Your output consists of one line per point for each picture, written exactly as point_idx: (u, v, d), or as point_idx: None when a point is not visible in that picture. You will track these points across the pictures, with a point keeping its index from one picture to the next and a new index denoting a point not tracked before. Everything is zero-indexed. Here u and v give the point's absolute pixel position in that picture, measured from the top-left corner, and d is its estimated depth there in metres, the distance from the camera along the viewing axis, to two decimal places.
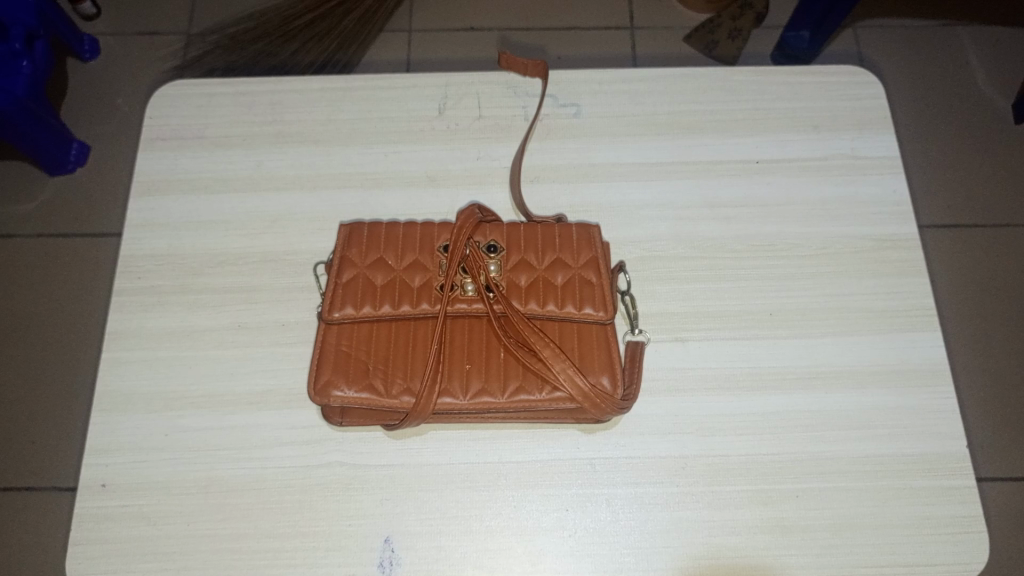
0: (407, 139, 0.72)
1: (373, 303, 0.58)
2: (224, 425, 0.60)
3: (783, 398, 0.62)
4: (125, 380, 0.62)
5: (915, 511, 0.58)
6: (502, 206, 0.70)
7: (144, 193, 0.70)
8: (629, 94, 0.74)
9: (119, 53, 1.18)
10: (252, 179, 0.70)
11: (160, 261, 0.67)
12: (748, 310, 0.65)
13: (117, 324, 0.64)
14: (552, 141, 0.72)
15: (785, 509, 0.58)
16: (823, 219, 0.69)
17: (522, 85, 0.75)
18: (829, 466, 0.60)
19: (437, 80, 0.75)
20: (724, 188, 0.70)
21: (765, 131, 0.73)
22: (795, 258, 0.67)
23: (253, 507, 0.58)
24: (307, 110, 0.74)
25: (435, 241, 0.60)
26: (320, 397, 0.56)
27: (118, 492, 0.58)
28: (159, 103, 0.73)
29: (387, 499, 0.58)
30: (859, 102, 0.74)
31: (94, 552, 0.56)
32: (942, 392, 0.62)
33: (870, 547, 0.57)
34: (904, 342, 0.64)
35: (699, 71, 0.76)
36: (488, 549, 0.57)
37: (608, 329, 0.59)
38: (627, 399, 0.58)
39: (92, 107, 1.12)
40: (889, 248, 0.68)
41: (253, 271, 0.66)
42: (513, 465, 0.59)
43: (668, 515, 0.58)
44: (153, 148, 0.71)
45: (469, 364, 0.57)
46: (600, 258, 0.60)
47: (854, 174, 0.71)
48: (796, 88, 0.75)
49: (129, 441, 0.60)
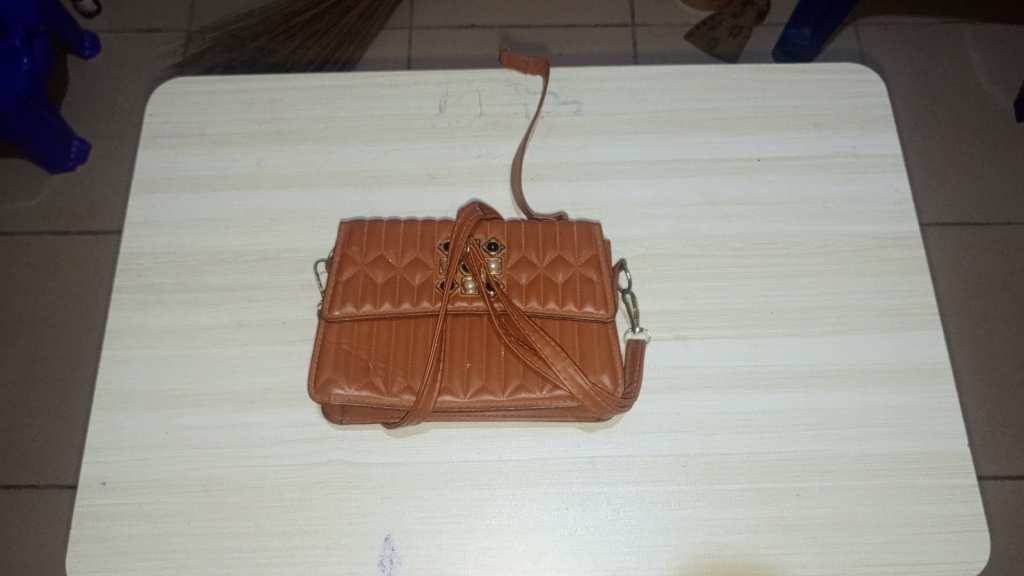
0: (408, 137, 0.72)
1: (373, 301, 0.58)
2: (224, 423, 0.60)
3: (784, 397, 0.62)
4: (124, 379, 0.62)
5: (915, 511, 0.58)
6: (502, 204, 0.70)
7: (144, 192, 0.70)
8: (630, 91, 0.74)
9: (119, 51, 1.18)
10: (252, 177, 0.70)
11: (160, 259, 0.67)
12: (748, 309, 0.65)
13: (117, 323, 0.64)
14: (552, 139, 0.72)
15: (786, 508, 0.58)
16: (824, 217, 0.69)
17: (522, 82, 0.75)
18: (830, 465, 0.59)
19: (438, 78, 0.75)
20: (725, 187, 0.70)
21: (766, 129, 0.73)
22: (796, 257, 0.67)
23: (253, 506, 0.58)
24: (307, 107, 0.73)
25: (435, 238, 0.60)
26: (320, 396, 0.56)
27: (118, 490, 0.58)
28: (160, 102, 0.73)
29: (387, 497, 0.58)
30: (860, 100, 0.74)
31: (95, 550, 0.56)
32: (943, 392, 0.62)
33: (871, 546, 0.57)
34: (905, 341, 0.64)
35: (699, 69, 0.76)
36: (489, 548, 0.57)
37: (608, 327, 0.59)
38: (628, 398, 0.58)
39: (92, 105, 1.12)
40: (890, 247, 0.68)
41: (253, 269, 0.66)
42: (513, 464, 0.59)
43: (668, 514, 0.58)
44: (153, 146, 0.71)
45: (470, 363, 0.57)
46: (601, 257, 0.60)
47: (855, 172, 0.71)
48: (797, 86, 0.75)
49: (129, 439, 0.60)
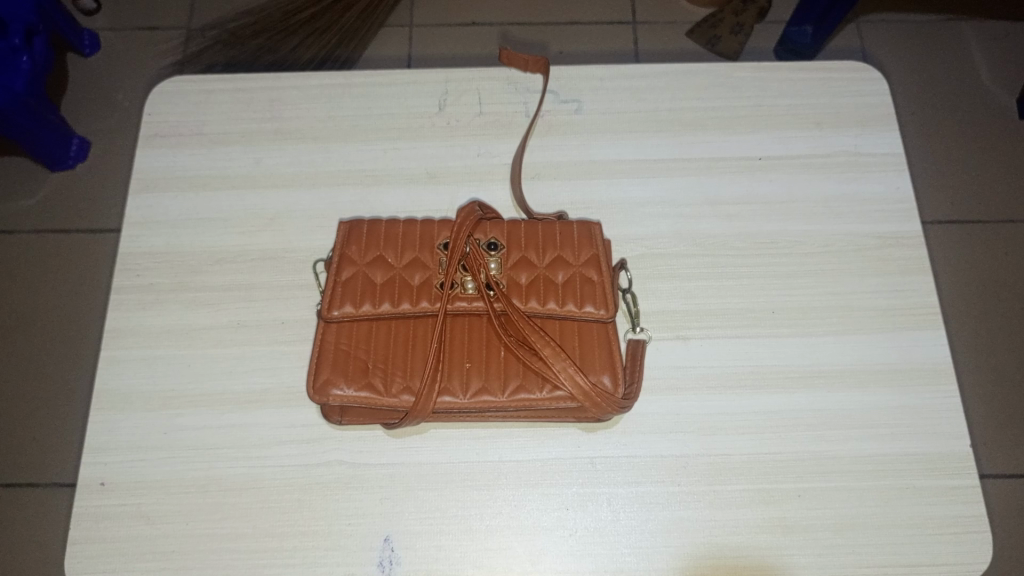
0: (407, 135, 0.72)
1: (372, 301, 0.57)
2: (223, 424, 0.60)
3: (784, 398, 0.61)
4: (122, 379, 0.62)
5: (917, 512, 0.58)
6: (502, 203, 0.69)
7: (143, 192, 0.69)
8: (630, 90, 0.74)
9: (119, 49, 1.18)
10: (251, 176, 0.70)
11: (158, 259, 0.66)
12: (749, 309, 0.65)
13: (115, 323, 0.64)
14: (552, 138, 0.72)
15: (786, 509, 0.58)
16: (826, 217, 0.69)
17: (522, 81, 0.75)
18: (831, 466, 0.59)
19: (437, 76, 0.75)
20: (726, 186, 0.70)
21: (767, 128, 0.72)
22: (797, 257, 0.67)
23: (252, 507, 0.57)
24: (306, 106, 0.73)
25: (435, 238, 0.60)
26: (319, 397, 0.56)
27: (116, 491, 0.58)
28: (158, 100, 0.73)
29: (386, 498, 0.58)
30: (862, 98, 0.74)
31: (93, 551, 0.56)
32: (945, 392, 0.62)
33: (872, 548, 0.57)
34: (907, 341, 0.64)
35: (700, 67, 0.75)
36: (488, 549, 0.56)
37: (608, 328, 0.58)
38: (628, 398, 0.57)
39: (91, 103, 1.12)
40: (892, 246, 0.67)
41: (252, 269, 0.66)
42: (513, 464, 0.59)
43: (669, 515, 0.57)
44: (152, 145, 0.71)
45: (469, 363, 0.57)
46: (601, 257, 0.60)
47: (856, 171, 0.70)
48: (798, 85, 0.74)
49: (127, 440, 0.60)
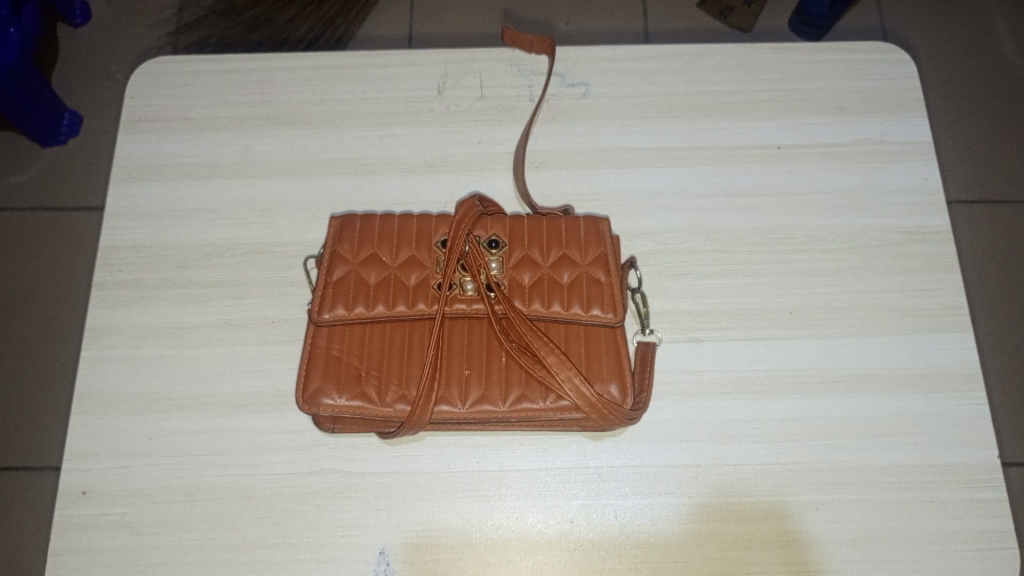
0: (404, 121, 0.68)
1: (366, 303, 0.54)
2: (211, 429, 0.57)
3: (804, 403, 0.58)
4: (105, 381, 0.59)
5: (941, 526, 0.55)
6: (505, 194, 0.65)
7: (126, 180, 0.66)
8: (642, 72, 0.69)
9: (110, 18, 1.12)
10: (239, 165, 0.66)
11: (143, 253, 0.63)
12: (765, 309, 0.61)
13: (97, 321, 0.61)
14: (559, 124, 0.68)
15: (803, 522, 0.55)
16: (849, 209, 0.64)
17: (527, 62, 0.70)
18: (852, 477, 0.56)
19: (437, 57, 0.70)
20: (742, 176, 0.66)
21: (788, 114, 0.68)
22: (816, 253, 0.63)
23: (240, 518, 0.55)
24: (297, 89, 0.69)
25: (432, 235, 0.56)
26: (308, 406, 0.53)
27: (100, 499, 0.55)
28: (141, 82, 0.69)
29: (382, 510, 0.55)
30: (889, 81, 0.69)
31: (74, 563, 0.53)
32: (973, 398, 0.58)
33: (893, 564, 0.54)
34: (933, 344, 0.60)
35: (716, 47, 0.70)
36: (488, 563, 0.54)
37: (616, 333, 0.55)
38: (637, 409, 0.54)
39: (80, 77, 1.07)
40: (919, 242, 0.63)
41: (241, 264, 0.63)
42: (514, 474, 0.56)
43: (677, 527, 0.55)
44: (135, 131, 0.67)
45: (469, 369, 0.54)
46: (610, 255, 0.56)
47: (881, 161, 0.66)
48: (821, 66, 0.69)
49: (110, 446, 0.57)
